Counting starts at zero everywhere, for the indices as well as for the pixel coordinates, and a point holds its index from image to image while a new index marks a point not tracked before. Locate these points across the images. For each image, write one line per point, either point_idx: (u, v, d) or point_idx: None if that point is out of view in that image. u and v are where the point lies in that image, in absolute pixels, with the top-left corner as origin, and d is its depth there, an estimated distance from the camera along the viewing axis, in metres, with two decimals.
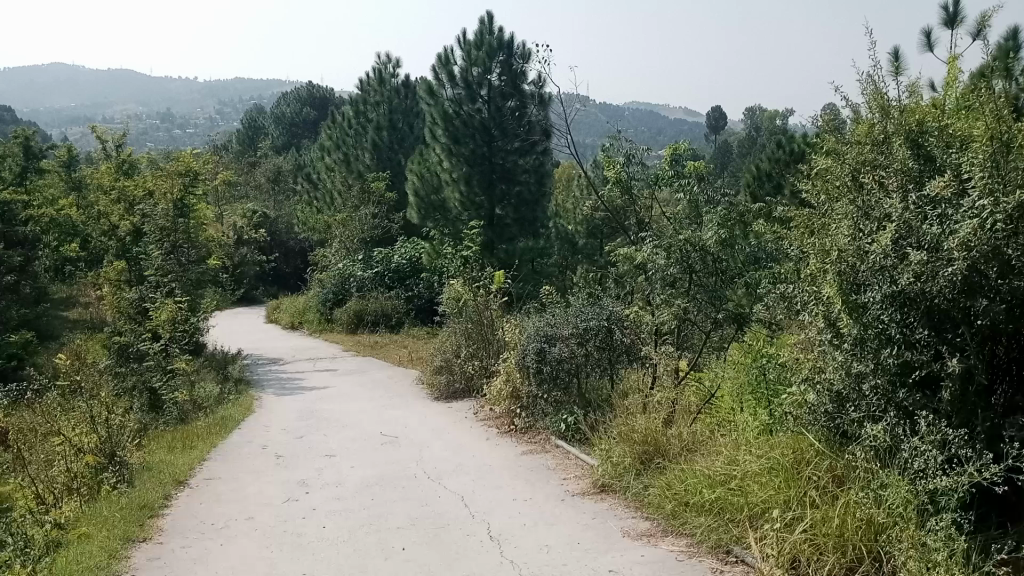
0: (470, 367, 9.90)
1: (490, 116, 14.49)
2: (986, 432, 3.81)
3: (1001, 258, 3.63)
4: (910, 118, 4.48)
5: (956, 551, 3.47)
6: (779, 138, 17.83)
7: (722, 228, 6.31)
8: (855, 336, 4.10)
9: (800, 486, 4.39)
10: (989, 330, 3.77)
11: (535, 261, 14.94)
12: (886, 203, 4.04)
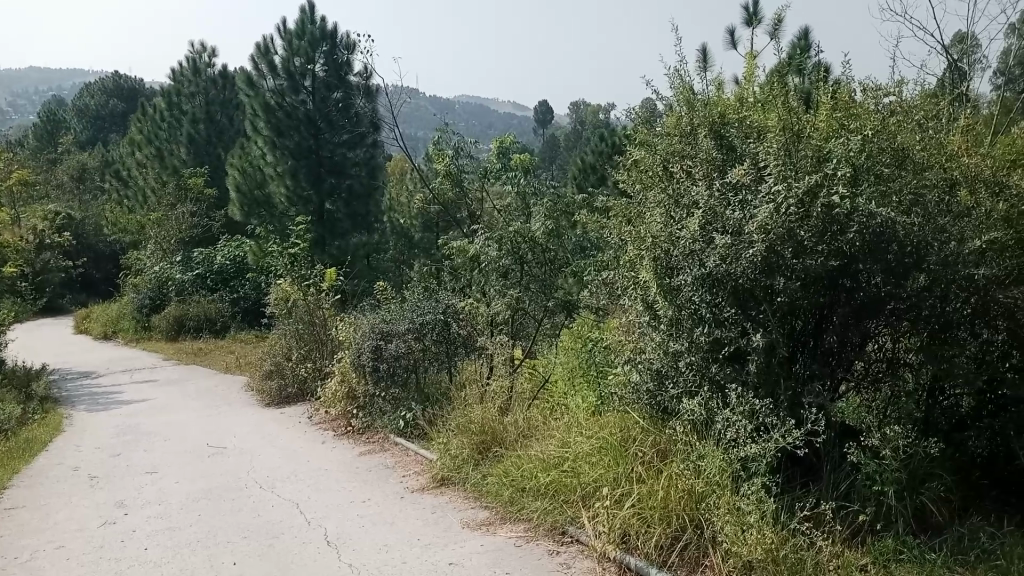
0: (303, 370, 9.57)
1: (315, 107, 14.09)
2: (788, 400, 4.07)
3: (795, 239, 3.83)
4: (713, 111, 4.64)
5: (764, 513, 3.72)
6: (602, 133, 18.51)
7: (549, 219, 6.48)
8: (671, 317, 4.28)
9: (627, 463, 4.55)
10: (788, 306, 4.01)
11: (371, 256, 14.75)
12: (694, 190, 4.27)
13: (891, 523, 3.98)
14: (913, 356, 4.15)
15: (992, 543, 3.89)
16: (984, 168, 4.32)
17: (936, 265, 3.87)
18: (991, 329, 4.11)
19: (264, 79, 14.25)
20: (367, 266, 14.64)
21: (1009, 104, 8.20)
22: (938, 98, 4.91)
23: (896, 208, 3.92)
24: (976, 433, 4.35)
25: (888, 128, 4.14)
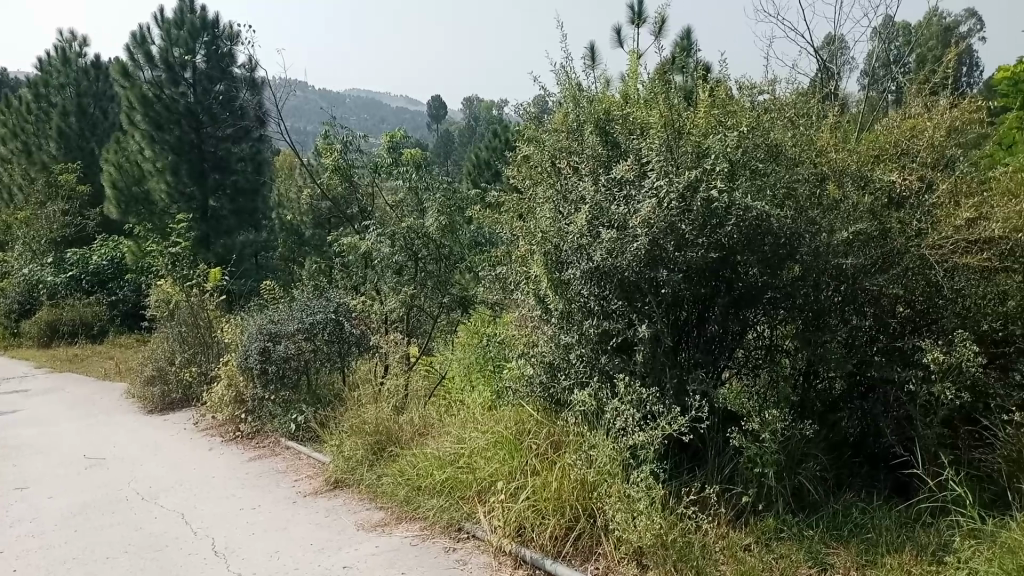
0: (187, 374, 9.17)
1: (196, 100, 13.44)
2: (674, 387, 4.18)
3: (676, 233, 3.91)
4: (598, 106, 4.68)
5: (654, 497, 3.78)
6: (495, 128, 18.54)
7: (442, 215, 6.44)
8: (561, 310, 4.35)
9: (521, 456, 4.53)
10: (670, 297, 4.09)
11: (258, 254, 14.54)
12: (581, 186, 4.31)
13: (772, 503, 4.15)
14: (789, 341, 4.35)
15: (864, 516, 4.08)
16: (851, 162, 4.46)
17: (807, 256, 4.10)
18: (856, 315, 4.30)
19: (141, 70, 13.40)
20: (255, 265, 14.49)
21: (875, 103, 8.68)
22: (809, 97, 5.15)
23: (768, 201, 4.02)
24: (847, 416, 4.53)
25: (762, 125, 4.31)
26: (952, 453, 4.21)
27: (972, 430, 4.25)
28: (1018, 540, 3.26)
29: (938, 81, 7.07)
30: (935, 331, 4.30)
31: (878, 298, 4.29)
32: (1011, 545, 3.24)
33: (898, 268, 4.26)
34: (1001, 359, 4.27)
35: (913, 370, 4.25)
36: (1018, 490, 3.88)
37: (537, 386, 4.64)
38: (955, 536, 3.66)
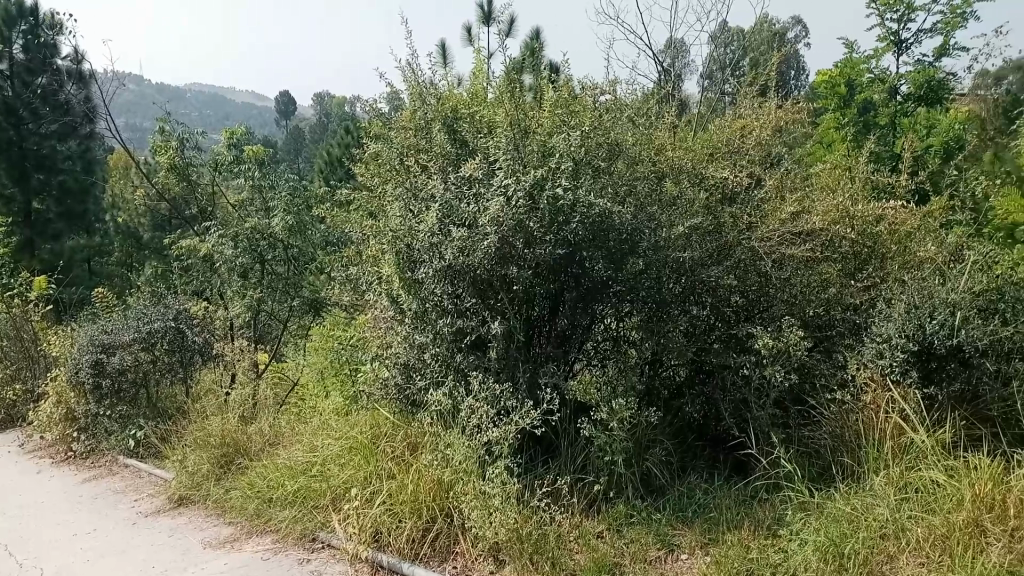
0: (9, 393, 8.35)
1: (14, 94, 12.25)
2: (527, 381, 4.24)
3: (525, 230, 3.90)
4: (445, 104, 4.68)
5: (507, 490, 3.75)
6: (347, 125, 18.07)
7: (290, 214, 6.21)
8: (415, 310, 4.27)
9: (377, 461, 4.37)
10: (521, 294, 4.15)
11: (91, 261, 13.60)
12: (430, 182, 4.22)
13: (621, 489, 4.27)
14: (634, 332, 4.40)
15: (707, 496, 4.24)
16: (687, 161, 4.73)
17: (648, 250, 4.20)
18: (697, 305, 4.45)
19: None
20: (86, 272, 13.41)
21: (712, 104, 9.12)
22: (649, 98, 5.28)
23: (610, 198, 4.13)
24: (689, 402, 4.60)
25: (604, 124, 4.30)
26: (784, 432, 4.33)
27: (801, 410, 4.39)
28: (842, 510, 3.45)
29: (766, 84, 7.51)
30: (765, 318, 4.55)
31: (712, 288, 4.41)
32: (836, 514, 3.43)
33: (730, 260, 4.48)
34: (826, 341, 4.51)
35: (746, 355, 4.43)
36: (842, 464, 4.01)
37: (392, 388, 4.49)
38: (788, 509, 3.81)
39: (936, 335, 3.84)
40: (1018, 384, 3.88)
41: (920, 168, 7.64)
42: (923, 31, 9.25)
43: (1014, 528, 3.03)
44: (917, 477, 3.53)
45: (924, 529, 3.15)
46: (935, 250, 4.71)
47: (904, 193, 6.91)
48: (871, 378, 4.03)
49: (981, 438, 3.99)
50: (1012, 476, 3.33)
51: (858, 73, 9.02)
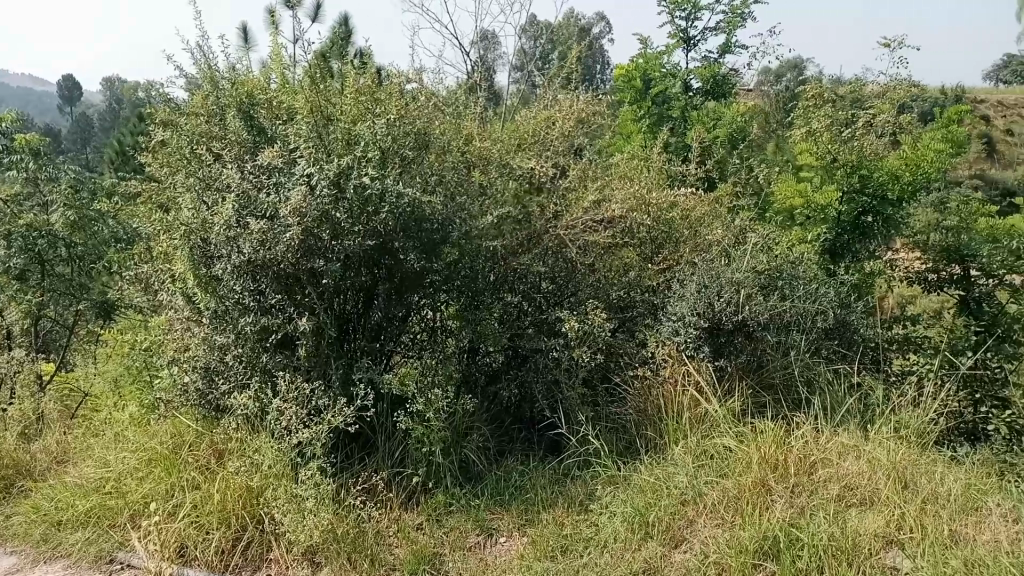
0: None
1: None
2: (339, 377, 3.76)
3: (331, 220, 3.45)
4: (239, 90, 3.86)
5: (323, 492, 3.25)
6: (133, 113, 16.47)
7: (71, 209, 5.18)
8: (213, 310, 3.65)
9: (179, 472, 3.59)
10: (332, 289, 3.70)
11: None
12: (224, 172, 3.56)
13: (440, 478, 3.91)
14: (450, 320, 4.22)
15: (522, 477, 3.98)
16: (494, 152, 4.43)
17: (461, 241, 3.99)
18: (510, 293, 4.36)
19: None
20: None
21: (525, 98, 9.04)
22: (455, 91, 5.18)
23: (420, 185, 3.78)
24: (508, 386, 4.34)
25: (410, 113, 3.92)
26: (593, 409, 4.20)
27: (609, 387, 4.28)
28: (648, 481, 3.49)
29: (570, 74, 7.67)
30: (573, 303, 4.42)
31: (522, 275, 4.36)
32: (642, 486, 3.45)
33: (539, 247, 4.41)
34: (629, 321, 4.51)
35: (556, 338, 4.29)
36: (647, 438, 4.00)
37: (191, 395, 3.79)
38: (600, 485, 3.70)
39: (724, 312, 4.04)
40: (794, 353, 4.20)
41: (708, 156, 8.12)
42: (708, 29, 9.89)
43: (794, 484, 3.24)
44: (712, 445, 3.64)
45: (719, 492, 3.27)
46: (722, 232, 4.83)
47: (694, 179, 7.35)
48: (669, 354, 4.10)
49: (767, 404, 4.16)
50: (794, 437, 3.56)
51: (654, 68, 9.41)
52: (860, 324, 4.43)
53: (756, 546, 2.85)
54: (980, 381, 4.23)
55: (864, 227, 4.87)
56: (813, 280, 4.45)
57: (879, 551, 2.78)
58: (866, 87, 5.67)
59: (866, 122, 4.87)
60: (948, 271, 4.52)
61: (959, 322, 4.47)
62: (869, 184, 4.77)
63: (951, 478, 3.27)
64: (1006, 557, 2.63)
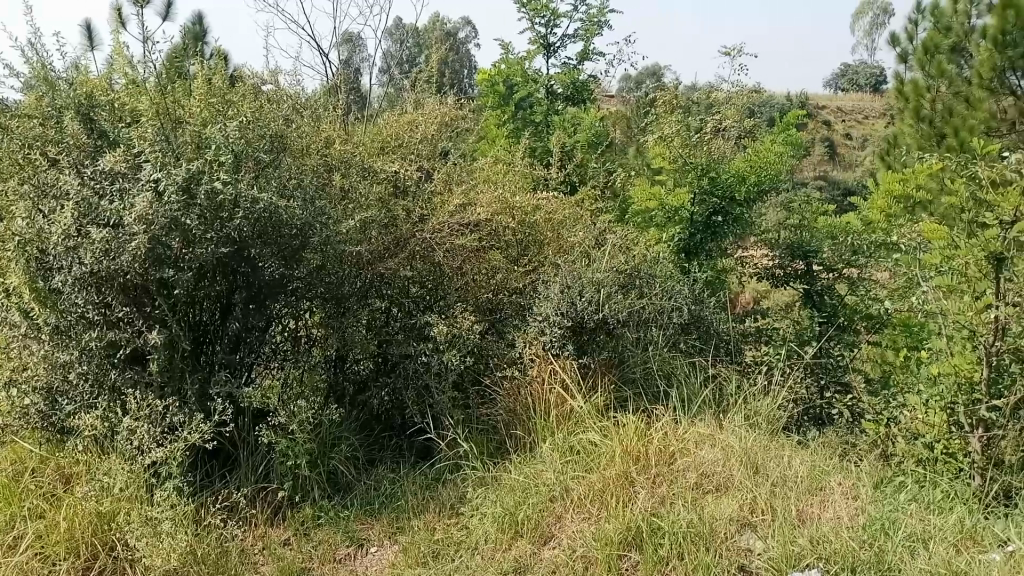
0: None
1: None
2: (195, 395, 3.34)
3: (181, 229, 3.00)
4: (78, 89, 3.26)
5: (180, 513, 2.89)
6: None
7: None
8: (51, 326, 3.08)
9: (20, 501, 3.06)
10: (185, 300, 3.28)
11: None
12: (58, 178, 2.99)
13: (307, 491, 3.54)
14: (316, 329, 3.85)
15: (394, 485, 3.66)
16: (356, 155, 4.05)
17: (322, 246, 3.53)
18: (377, 299, 3.95)
19: None
20: None
21: (391, 101, 8.74)
22: (314, 96, 4.89)
23: (275, 191, 3.33)
24: (377, 394, 3.97)
25: (265, 116, 3.51)
26: (463, 411, 3.91)
27: (479, 388, 4.01)
28: (516, 480, 3.39)
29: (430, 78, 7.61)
30: (443, 306, 4.11)
31: (391, 279, 3.94)
32: (511, 485, 3.35)
33: (404, 251, 3.98)
34: (499, 323, 4.25)
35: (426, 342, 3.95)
36: (515, 438, 3.79)
37: (28, 419, 3.20)
38: (470, 486, 3.50)
39: (586, 311, 3.92)
40: (652, 348, 4.18)
41: (569, 159, 8.21)
42: (567, 36, 10.05)
43: (654, 475, 3.26)
44: (579, 441, 3.55)
45: (586, 485, 3.23)
46: (583, 234, 4.76)
47: (555, 184, 7.52)
48: (535, 353, 3.91)
49: (627, 399, 4.04)
50: (655, 430, 3.58)
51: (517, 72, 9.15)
52: (712, 319, 4.51)
53: (620, 538, 2.86)
54: (825, 367, 4.51)
55: (716, 226, 4.90)
56: (666, 278, 4.49)
57: (733, 534, 2.86)
58: (713, 95, 5.92)
59: (713, 127, 5.01)
60: (793, 268, 4.86)
61: (802, 314, 4.82)
62: (718, 184, 4.83)
63: (795, 461, 3.37)
64: (846, 532, 2.78)
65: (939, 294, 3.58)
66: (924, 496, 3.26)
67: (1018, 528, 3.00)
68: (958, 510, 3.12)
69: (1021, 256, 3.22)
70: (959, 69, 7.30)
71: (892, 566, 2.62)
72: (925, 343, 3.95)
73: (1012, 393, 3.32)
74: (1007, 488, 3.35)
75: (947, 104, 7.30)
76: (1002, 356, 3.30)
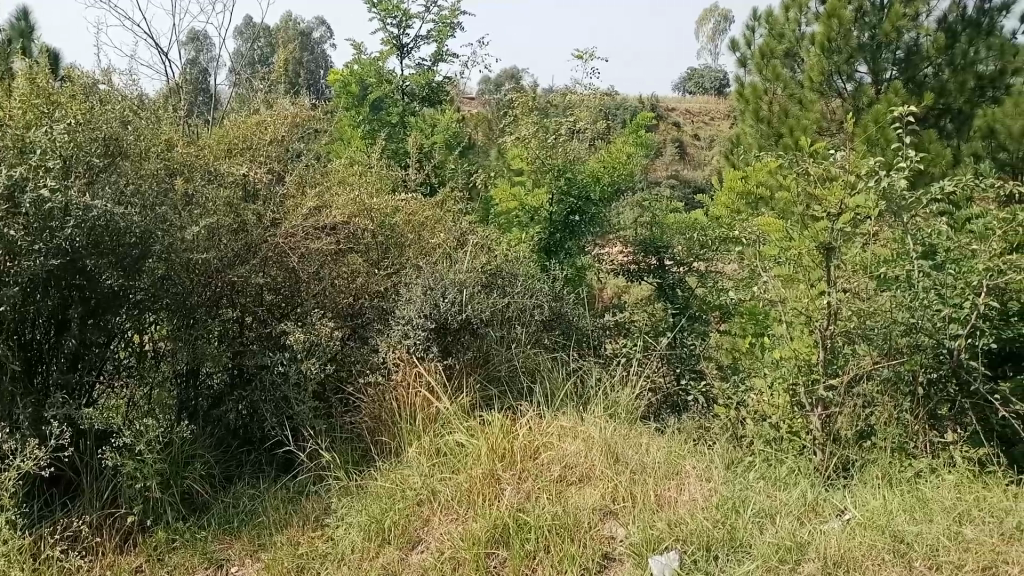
0: None
1: None
2: (28, 417, 2.99)
3: (4, 239, 2.71)
4: None
5: (14, 549, 2.68)
6: None
7: None
8: None
9: None
10: (12, 318, 2.92)
11: None
12: None
13: (159, 515, 3.22)
14: (162, 342, 3.44)
15: (254, 501, 3.38)
16: (197, 159, 3.66)
17: (165, 255, 3.19)
18: (228, 307, 3.59)
19: None
20: None
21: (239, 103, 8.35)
22: (153, 96, 4.60)
23: (110, 199, 3.02)
24: (232, 408, 3.62)
25: (99, 113, 3.21)
26: (325, 421, 3.68)
27: (342, 396, 3.83)
28: (382, 486, 3.28)
29: (279, 82, 7.33)
30: (301, 314, 3.80)
31: (242, 287, 3.58)
32: (376, 492, 3.24)
33: (257, 256, 3.65)
34: (360, 329, 4.02)
35: (283, 352, 3.65)
36: (381, 444, 3.64)
37: None
38: (334, 496, 3.31)
39: (449, 312, 3.87)
40: (516, 347, 4.18)
41: (426, 160, 8.13)
42: (421, 38, 9.98)
43: (520, 470, 3.25)
44: (444, 442, 3.48)
45: (454, 487, 3.18)
46: (444, 237, 4.73)
47: (413, 185, 7.42)
48: (399, 357, 3.78)
49: (492, 398, 3.98)
50: (519, 425, 3.55)
51: (369, 72, 8.75)
52: (572, 315, 4.55)
53: (487, 536, 2.84)
54: (679, 357, 4.52)
55: (573, 225, 5.03)
56: (529, 277, 4.51)
57: (597, 523, 2.92)
58: (567, 96, 6.01)
59: (567, 130, 5.17)
60: (646, 262, 4.87)
61: (656, 307, 4.79)
62: (574, 185, 4.95)
63: (653, 447, 3.48)
64: (701, 513, 2.90)
65: (778, 283, 3.78)
66: (771, 473, 3.42)
67: (855, 498, 3.21)
68: (801, 483, 3.29)
69: (848, 246, 3.56)
70: (792, 74, 7.74)
71: (744, 542, 2.76)
72: (767, 331, 4.16)
73: (845, 372, 3.58)
74: (844, 462, 3.59)
75: (782, 107, 7.75)
76: (835, 338, 3.59)
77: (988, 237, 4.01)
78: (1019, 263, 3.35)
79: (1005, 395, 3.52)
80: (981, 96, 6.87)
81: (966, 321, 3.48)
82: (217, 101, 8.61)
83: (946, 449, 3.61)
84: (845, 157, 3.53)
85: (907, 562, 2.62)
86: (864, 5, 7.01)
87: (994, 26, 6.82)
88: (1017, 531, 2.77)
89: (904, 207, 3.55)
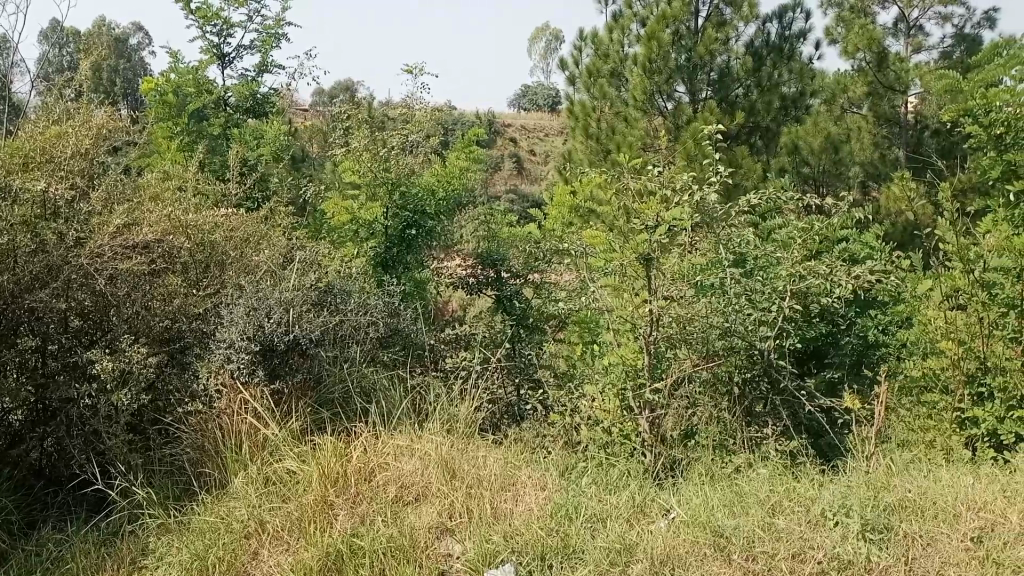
0: None
1: None
2: None
3: None
4: None
5: None
6: None
7: None
8: None
9: None
10: None
11: None
12: None
13: None
14: None
15: (61, 547, 2.96)
16: None
17: None
18: (27, 335, 3.17)
19: None
20: None
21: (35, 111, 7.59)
22: None
23: None
24: (35, 445, 3.19)
25: None
26: (141, 454, 3.33)
27: (160, 427, 3.43)
28: (204, 521, 2.97)
29: (84, 90, 6.75)
30: (111, 340, 3.35)
31: (44, 315, 3.16)
32: (197, 527, 2.93)
33: (58, 279, 3.19)
34: (178, 354, 3.60)
35: (92, 383, 3.22)
36: (205, 477, 3.32)
37: None
38: (153, 535, 2.94)
39: (274, 333, 3.62)
40: (349, 366, 3.96)
41: (252, 171, 7.74)
42: (244, 47, 9.55)
43: (354, 493, 3.10)
44: (273, 470, 3.25)
45: (282, 516, 2.97)
46: (269, 254, 4.47)
47: (237, 199, 7.04)
48: (223, 383, 3.47)
49: (324, 420, 3.75)
50: (353, 447, 3.37)
51: (188, 81, 8.25)
52: (411, 330, 4.43)
53: (320, 564, 2.67)
54: (517, 367, 4.43)
55: (410, 240, 4.84)
56: (364, 293, 4.38)
57: (433, 542, 2.84)
58: (398, 111, 5.91)
59: (398, 145, 4.99)
60: (485, 275, 4.87)
61: (495, 319, 4.79)
62: (409, 199, 4.80)
63: (490, 459, 3.44)
64: (536, 523, 2.89)
65: (605, 294, 3.83)
66: (602, 476, 3.42)
67: (680, 497, 3.29)
68: (630, 486, 3.33)
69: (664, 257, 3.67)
70: (617, 91, 8.00)
71: (577, 549, 2.76)
72: (598, 337, 4.32)
73: (669, 375, 3.67)
74: (670, 461, 3.68)
75: (609, 124, 7.99)
76: (659, 344, 3.69)
77: (791, 246, 4.33)
78: (817, 270, 3.68)
79: (809, 392, 3.85)
80: (786, 115, 7.66)
81: (773, 324, 3.76)
82: (17, 110, 7.82)
83: (762, 443, 3.79)
84: (665, 171, 3.64)
85: (727, 556, 2.71)
86: (680, 29, 7.34)
87: (793, 52, 7.58)
88: (822, 518, 2.93)
89: (717, 219, 3.91)
